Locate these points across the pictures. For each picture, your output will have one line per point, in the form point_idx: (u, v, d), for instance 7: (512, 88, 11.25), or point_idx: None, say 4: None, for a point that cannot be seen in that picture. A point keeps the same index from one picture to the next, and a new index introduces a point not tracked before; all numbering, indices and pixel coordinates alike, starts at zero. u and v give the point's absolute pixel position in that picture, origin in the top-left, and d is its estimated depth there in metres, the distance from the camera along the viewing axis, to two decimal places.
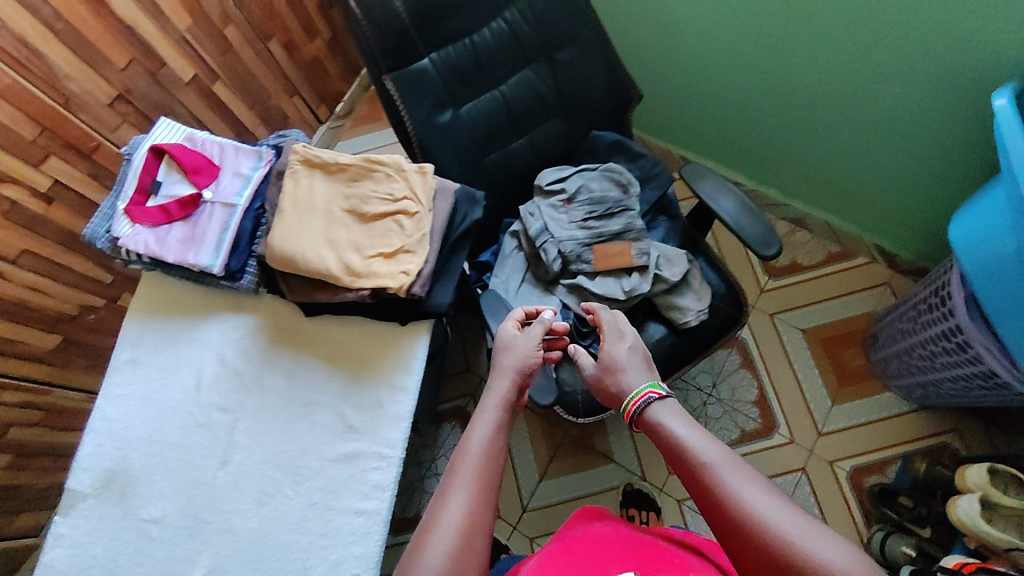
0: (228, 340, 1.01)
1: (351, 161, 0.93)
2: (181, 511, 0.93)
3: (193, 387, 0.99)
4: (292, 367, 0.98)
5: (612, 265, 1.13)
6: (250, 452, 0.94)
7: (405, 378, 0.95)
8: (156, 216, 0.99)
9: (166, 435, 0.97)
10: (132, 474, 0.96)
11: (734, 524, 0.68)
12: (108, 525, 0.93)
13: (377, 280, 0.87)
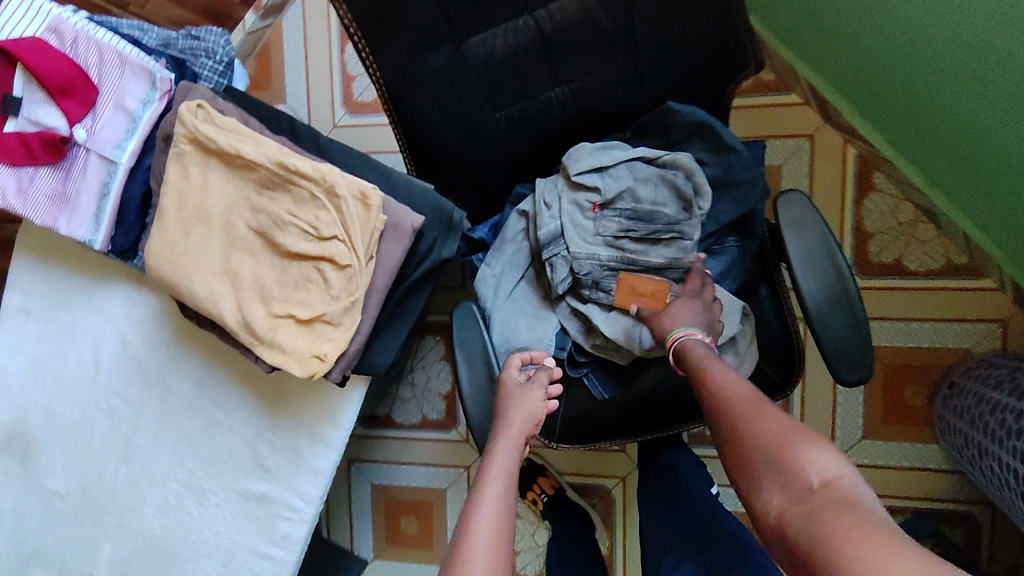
0: (129, 317, 0.80)
1: (262, 160, 0.61)
2: (83, 493, 0.84)
3: (91, 363, 0.82)
4: (202, 375, 0.79)
5: (638, 302, 0.83)
6: (152, 456, 0.81)
7: (331, 431, 0.76)
8: (15, 153, 0.70)
9: (65, 409, 0.84)
10: (32, 439, 0.85)
11: (744, 455, 0.56)
12: (13, 482, 0.86)
13: (279, 355, 0.63)
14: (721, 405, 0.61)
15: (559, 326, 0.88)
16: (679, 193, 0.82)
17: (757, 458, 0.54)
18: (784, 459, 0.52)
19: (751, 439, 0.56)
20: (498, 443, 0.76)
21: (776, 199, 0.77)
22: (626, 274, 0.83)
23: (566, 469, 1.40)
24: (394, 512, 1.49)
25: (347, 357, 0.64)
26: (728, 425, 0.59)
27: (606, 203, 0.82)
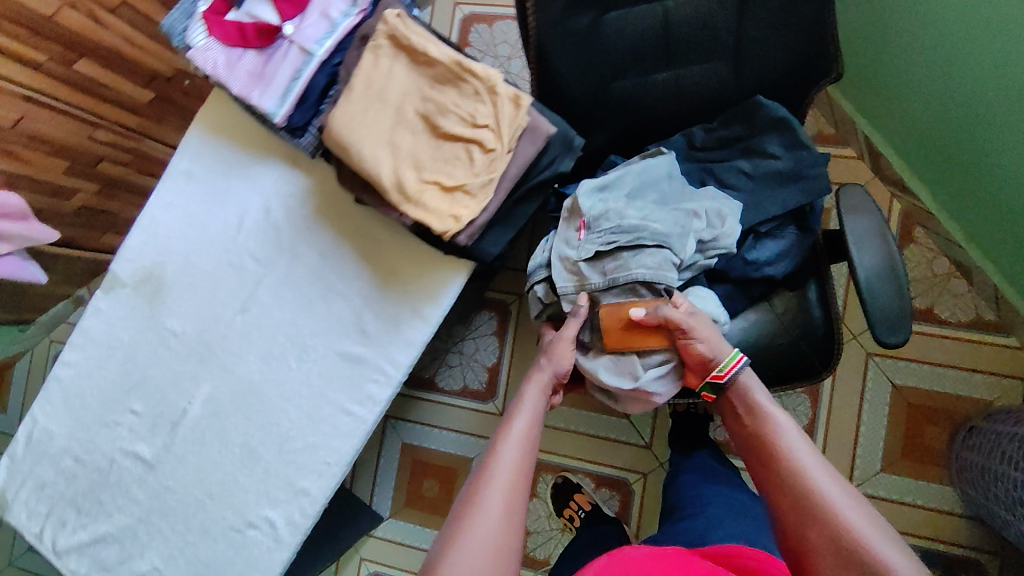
0: (277, 190, 0.95)
1: (443, 59, 0.77)
2: (198, 336, 0.96)
3: (235, 225, 0.97)
4: (329, 248, 0.93)
5: (623, 342, 0.87)
6: (268, 311, 0.94)
7: (430, 309, 0.89)
8: (232, 36, 0.88)
9: (201, 261, 0.97)
10: (164, 283, 0.98)
11: (798, 509, 0.77)
12: (137, 319, 0.99)
13: (422, 212, 0.77)
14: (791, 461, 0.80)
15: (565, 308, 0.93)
16: (687, 213, 0.91)
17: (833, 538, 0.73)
18: (837, 522, 0.73)
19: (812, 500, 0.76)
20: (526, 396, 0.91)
21: (838, 190, 0.91)
22: (615, 308, 0.87)
23: (591, 457, 1.47)
24: (419, 473, 1.56)
25: (475, 225, 0.78)
26: (793, 480, 0.79)
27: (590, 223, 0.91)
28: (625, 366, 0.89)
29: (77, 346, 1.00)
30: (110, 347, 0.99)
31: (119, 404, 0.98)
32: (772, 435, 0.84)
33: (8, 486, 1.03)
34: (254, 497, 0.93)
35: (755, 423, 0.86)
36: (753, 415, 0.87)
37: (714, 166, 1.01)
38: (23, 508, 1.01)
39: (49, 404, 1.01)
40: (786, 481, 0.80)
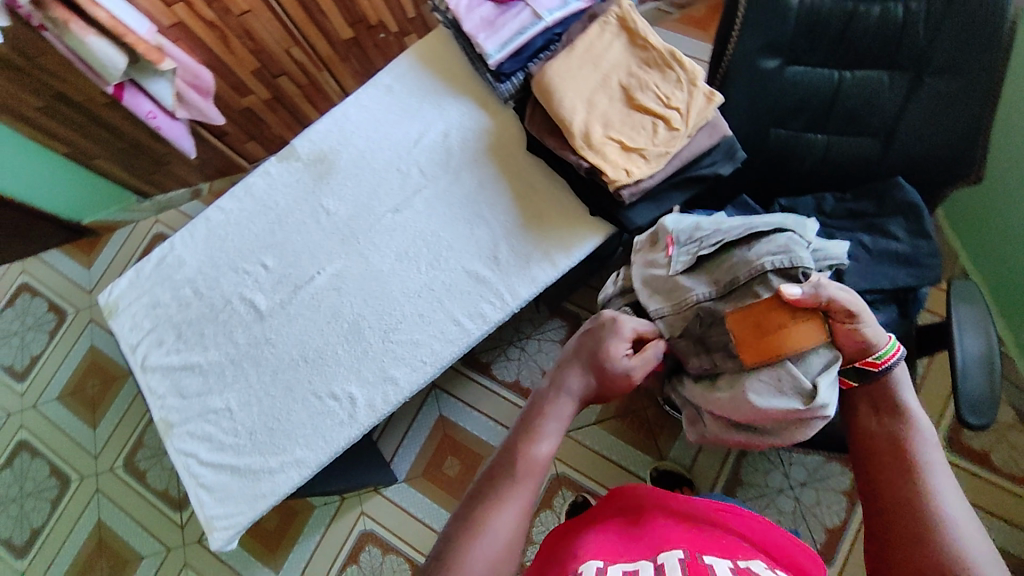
0: (460, 122, 1.07)
1: (660, 47, 0.89)
2: (347, 219, 1.06)
3: (412, 140, 1.08)
4: (488, 181, 1.03)
5: (764, 334, 0.71)
6: (416, 216, 1.04)
7: (562, 256, 0.98)
8: None
9: (373, 160, 1.08)
10: (334, 167, 1.09)
11: (912, 529, 0.65)
12: (297, 190, 1.08)
13: (599, 160, 0.85)
14: (914, 481, 0.68)
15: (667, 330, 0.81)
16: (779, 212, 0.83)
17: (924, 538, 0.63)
18: (953, 559, 0.60)
19: (924, 528, 0.64)
20: (561, 394, 0.76)
21: (949, 281, 0.99)
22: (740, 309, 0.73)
23: (615, 489, 1.47)
24: (443, 450, 1.58)
25: (639, 187, 0.86)
26: (909, 500, 0.67)
27: (674, 243, 0.83)
28: (780, 377, 0.71)
29: (236, 195, 1.09)
30: (265, 205, 1.09)
31: (253, 256, 1.06)
32: (902, 443, 0.72)
33: (122, 296, 1.08)
34: (344, 371, 0.98)
35: (886, 426, 0.75)
36: (885, 417, 0.76)
37: (835, 231, 1.06)
38: (127, 319, 1.06)
39: (191, 235, 1.09)
40: (901, 501, 0.67)
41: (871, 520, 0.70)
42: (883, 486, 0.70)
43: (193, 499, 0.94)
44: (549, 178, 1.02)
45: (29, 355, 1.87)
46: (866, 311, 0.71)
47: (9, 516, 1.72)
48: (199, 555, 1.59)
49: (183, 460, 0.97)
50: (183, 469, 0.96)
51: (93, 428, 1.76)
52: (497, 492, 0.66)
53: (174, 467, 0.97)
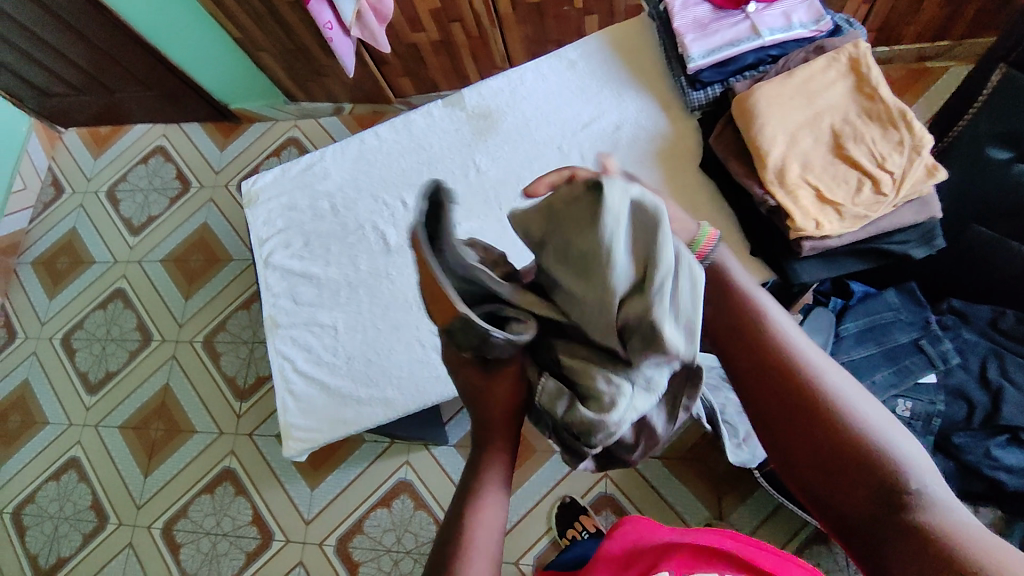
0: (635, 118, 1.00)
1: (890, 103, 0.80)
2: (495, 182, 1.04)
3: (581, 122, 1.03)
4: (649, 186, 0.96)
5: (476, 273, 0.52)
6: None
7: None
8: None
9: (536, 131, 1.04)
10: (496, 127, 1.06)
11: (828, 455, 0.50)
12: (453, 140, 1.06)
13: (789, 203, 0.78)
14: (818, 391, 0.51)
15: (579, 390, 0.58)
16: None
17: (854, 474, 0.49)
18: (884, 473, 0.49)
19: (857, 448, 0.49)
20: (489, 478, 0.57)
21: None
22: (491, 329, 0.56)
23: None
24: None
25: (822, 244, 0.79)
26: (821, 415, 0.50)
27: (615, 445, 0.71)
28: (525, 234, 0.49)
29: (395, 126, 1.09)
30: (419, 145, 1.08)
31: (396, 191, 1.06)
32: (772, 343, 0.53)
33: (265, 189, 1.10)
34: None
35: (739, 321, 0.54)
36: (736, 313, 0.55)
37: (1007, 353, 0.98)
38: (263, 212, 1.08)
39: (343, 153, 1.10)
40: (810, 419, 0.50)
41: (780, 453, 0.52)
42: (772, 408, 0.52)
43: (280, 402, 0.97)
44: (715, 200, 0.93)
45: (148, 213, 1.98)
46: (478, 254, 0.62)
47: (92, 353, 1.85)
48: (245, 447, 1.66)
49: (280, 363, 0.99)
50: (278, 372, 0.99)
51: (184, 298, 1.85)
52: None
53: (270, 367, 0.99)
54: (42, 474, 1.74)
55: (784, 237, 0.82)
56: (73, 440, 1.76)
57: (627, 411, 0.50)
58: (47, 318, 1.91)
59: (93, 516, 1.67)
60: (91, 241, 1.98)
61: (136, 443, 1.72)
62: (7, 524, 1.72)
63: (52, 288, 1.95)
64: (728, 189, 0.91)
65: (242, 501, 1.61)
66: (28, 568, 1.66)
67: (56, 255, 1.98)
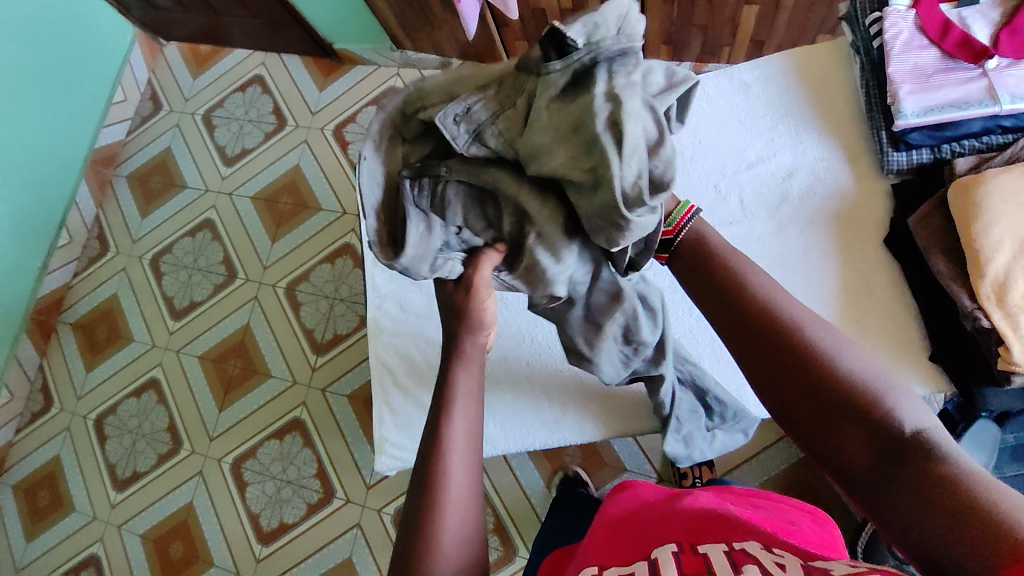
0: (812, 164, 1.03)
1: None
2: None
3: (745, 162, 1.05)
4: (821, 247, 0.99)
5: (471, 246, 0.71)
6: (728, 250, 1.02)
7: None
8: (936, 41, 0.99)
9: (692, 161, 1.06)
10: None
11: (806, 388, 0.61)
12: None
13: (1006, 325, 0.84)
14: (797, 341, 0.62)
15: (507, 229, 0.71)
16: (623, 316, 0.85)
17: (831, 405, 0.59)
18: (858, 396, 0.58)
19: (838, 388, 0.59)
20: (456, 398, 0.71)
21: None
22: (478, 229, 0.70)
23: None
24: None
25: None
26: (804, 358, 0.62)
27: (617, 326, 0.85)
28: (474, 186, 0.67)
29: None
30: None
31: None
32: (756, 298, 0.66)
33: None
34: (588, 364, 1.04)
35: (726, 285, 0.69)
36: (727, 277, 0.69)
37: None
38: None
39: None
40: (797, 361, 0.62)
41: (775, 400, 0.63)
42: (804, 397, 0.61)
43: (378, 415, 0.95)
44: (895, 290, 0.97)
45: (241, 145, 1.95)
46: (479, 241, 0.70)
47: (178, 280, 1.87)
48: (316, 401, 1.68)
49: (380, 371, 0.97)
50: (378, 379, 0.97)
51: (271, 241, 1.84)
52: (427, 496, 0.65)
53: (372, 375, 0.97)
54: (124, 390, 1.82)
55: (989, 361, 0.87)
56: (154, 362, 1.82)
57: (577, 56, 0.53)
58: (138, 236, 1.94)
59: (168, 439, 1.75)
60: (185, 165, 1.97)
61: (213, 377, 1.77)
62: (89, 430, 1.81)
63: (145, 207, 1.96)
64: (916, 276, 0.95)
65: (309, 453, 1.65)
66: (107, 476, 1.76)
67: (151, 174, 1.99)
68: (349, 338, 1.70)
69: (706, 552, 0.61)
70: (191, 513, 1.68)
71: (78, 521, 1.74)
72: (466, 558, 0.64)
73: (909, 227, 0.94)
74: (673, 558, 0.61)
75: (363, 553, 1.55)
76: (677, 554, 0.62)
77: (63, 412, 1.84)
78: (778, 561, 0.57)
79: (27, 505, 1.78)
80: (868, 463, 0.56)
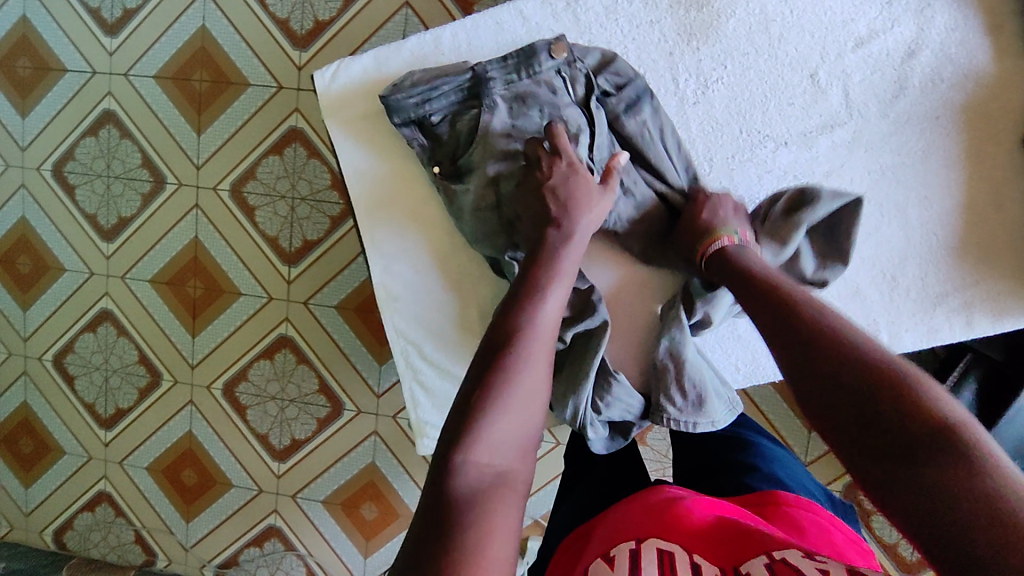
0: (933, 33, 0.81)
1: None
2: (728, 105, 0.84)
3: (854, 38, 0.82)
4: (942, 156, 0.82)
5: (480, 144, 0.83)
6: (834, 156, 0.83)
7: (982, 320, 0.83)
8: None
9: (787, 37, 0.83)
10: (715, 27, 0.83)
11: (844, 375, 0.51)
12: (677, 28, 0.84)
13: None
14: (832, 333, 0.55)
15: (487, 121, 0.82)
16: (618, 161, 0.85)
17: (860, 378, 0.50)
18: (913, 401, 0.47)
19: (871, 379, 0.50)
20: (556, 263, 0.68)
21: None
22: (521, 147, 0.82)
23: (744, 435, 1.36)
24: None
25: None
26: (837, 346, 0.54)
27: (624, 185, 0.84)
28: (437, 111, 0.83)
29: (552, 2, 0.84)
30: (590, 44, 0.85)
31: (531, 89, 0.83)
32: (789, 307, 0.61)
33: (349, 90, 0.84)
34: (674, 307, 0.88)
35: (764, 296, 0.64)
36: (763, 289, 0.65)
37: None
38: (356, 128, 0.83)
39: (471, 49, 0.84)
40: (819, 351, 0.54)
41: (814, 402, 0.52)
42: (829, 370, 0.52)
43: (409, 393, 0.87)
44: (1019, 196, 0.83)
45: (121, 5, 1.48)
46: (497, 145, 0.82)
47: (95, 193, 1.55)
48: (300, 315, 1.51)
49: (403, 346, 0.86)
50: (401, 355, 0.86)
51: (197, 133, 1.49)
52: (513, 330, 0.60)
53: (394, 351, 0.86)
54: (74, 325, 1.60)
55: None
56: (100, 292, 1.59)
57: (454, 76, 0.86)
58: (27, 142, 1.56)
59: (144, 372, 1.59)
60: (55, 39, 1.51)
61: (173, 301, 1.56)
62: (51, 371, 1.63)
63: (22, 102, 1.55)
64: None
65: (306, 370, 1.52)
66: (88, 417, 1.63)
67: (13, 55, 1.53)
68: (323, 243, 1.48)
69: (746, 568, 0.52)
70: (193, 441, 1.59)
71: (73, 463, 1.65)
72: (514, 435, 0.54)
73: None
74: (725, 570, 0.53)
75: (386, 458, 1.51)
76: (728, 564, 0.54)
77: (13, 356, 1.64)
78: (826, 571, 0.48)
79: (11, 452, 1.67)
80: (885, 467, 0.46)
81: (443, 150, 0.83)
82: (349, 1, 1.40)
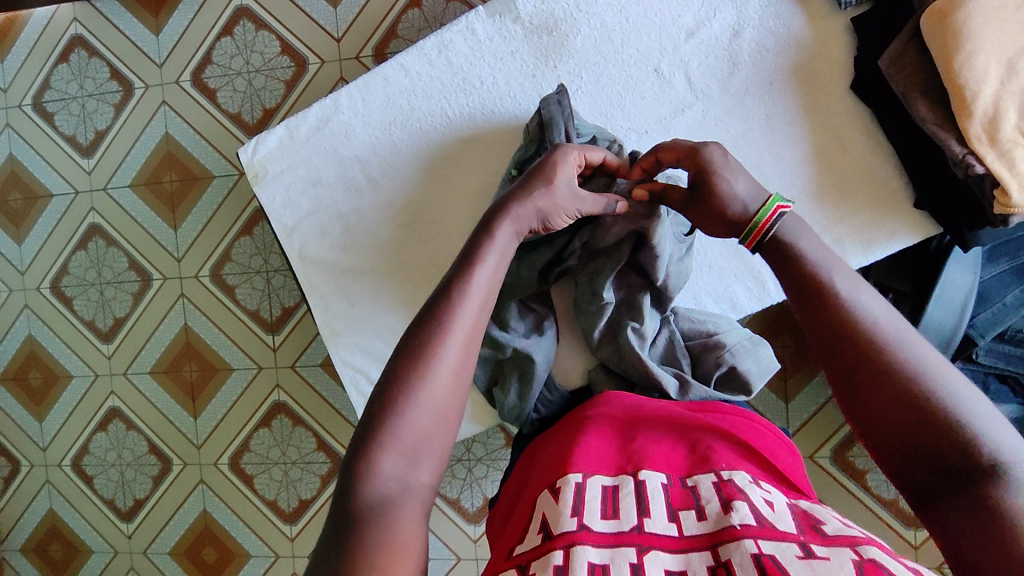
0: (761, 11, 0.88)
1: None
2: (589, 106, 0.91)
3: (687, 28, 0.89)
4: (788, 115, 0.89)
5: (379, 195, 0.92)
6: (691, 133, 0.90)
7: (856, 253, 0.89)
8: None
9: (629, 39, 0.89)
10: (565, 45, 0.90)
11: (904, 409, 0.54)
12: (529, 50, 0.90)
13: (1003, 165, 0.75)
14: (887, 364, 0.56)
15: (386, 169, 0.92)
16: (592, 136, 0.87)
17: (918, 414, 0.53)
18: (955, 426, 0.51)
19: (930, 408, 0.53)
20: (510, 224, 0.70)
21: None
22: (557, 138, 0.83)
23: None
24: None
25: None
26: (883, 378, 0.56)
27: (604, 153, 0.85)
28: (337, 166, 0.92)
29: (424, 51, 0.91)
30: (464, 80, 0.91)
31: (412, 129, 0.92)
32: (851, 319, 0.59)
33: (269, 160, 0.92)
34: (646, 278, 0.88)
35: (810, 291, 0.63)
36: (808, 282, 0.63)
37: None
38: (279, 191, 0.92)
39: (364, 104, 0.91)
40: (877, 372, 0.56)
41: (873, 419, 0.56)
42: (887, 405, 0.55)
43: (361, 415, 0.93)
44: (870, 141, 0.89)
45: (93, 128, 1.64)
46: (403, 187, 0.92)
47: (91, 300, 1.67)
48: (290, 379, 1.59)
49: (351, 375, 0.92)
50: (351, 385, 0.92)
51: (173, 229, 1.62)
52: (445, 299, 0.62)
53: (342, 379, 0.92)
54: (87, 427, 1.70)
55: (984, 209, 0.80)
56: (106, 391, 1.69)
57: (344, 122, 0.92)
58: (26, 266, 1.70)
59: (156, 460, 1.67)
60: (39, 169, 1.67)
61: (173, 387, 1.65)
62: (70, 474, 1.71)
63: (17, 231, 1.69)
64: (888, 114, 0.86)
65: (303, 431, 1.59)
66: (109, 511, 1.70)
67: (6, 190, 1.69)
68: (300, 308, 1.57)
69: (695, 486, 0.60)
70: (209, 519, 1.65)
71: (102, 560, 1.71)
72: (435, 415, 0.57)
73: (880, 69, 0.83)
74: (664, 493, 0.58)
75: None
76: (667, 488, 0.59)
77: (34, 467, 1.73)
78: (764, 496, 0.57)
79: (43, 558, 1.74)
80: (937, 494, 0.51)
81: (351, 205, 0.92)
82: (290, 86, 1.54)
